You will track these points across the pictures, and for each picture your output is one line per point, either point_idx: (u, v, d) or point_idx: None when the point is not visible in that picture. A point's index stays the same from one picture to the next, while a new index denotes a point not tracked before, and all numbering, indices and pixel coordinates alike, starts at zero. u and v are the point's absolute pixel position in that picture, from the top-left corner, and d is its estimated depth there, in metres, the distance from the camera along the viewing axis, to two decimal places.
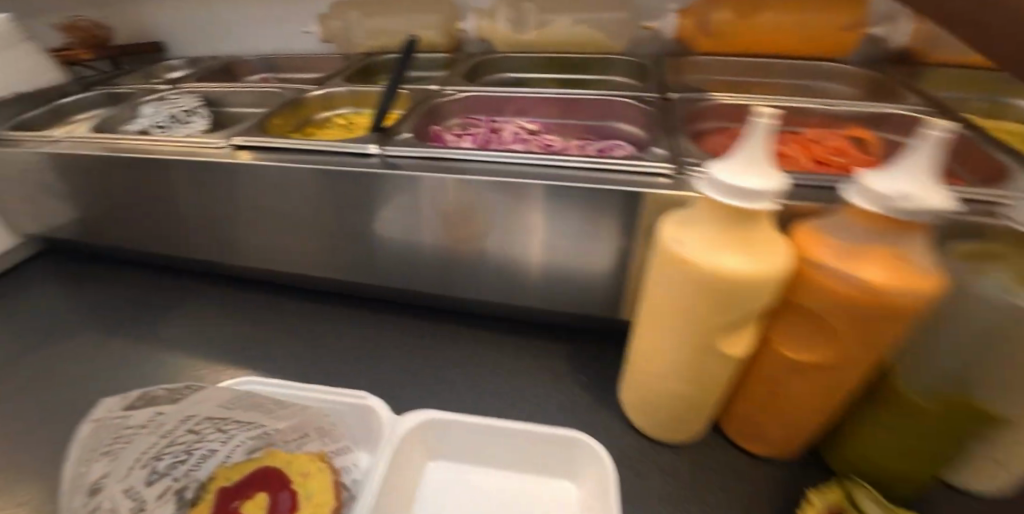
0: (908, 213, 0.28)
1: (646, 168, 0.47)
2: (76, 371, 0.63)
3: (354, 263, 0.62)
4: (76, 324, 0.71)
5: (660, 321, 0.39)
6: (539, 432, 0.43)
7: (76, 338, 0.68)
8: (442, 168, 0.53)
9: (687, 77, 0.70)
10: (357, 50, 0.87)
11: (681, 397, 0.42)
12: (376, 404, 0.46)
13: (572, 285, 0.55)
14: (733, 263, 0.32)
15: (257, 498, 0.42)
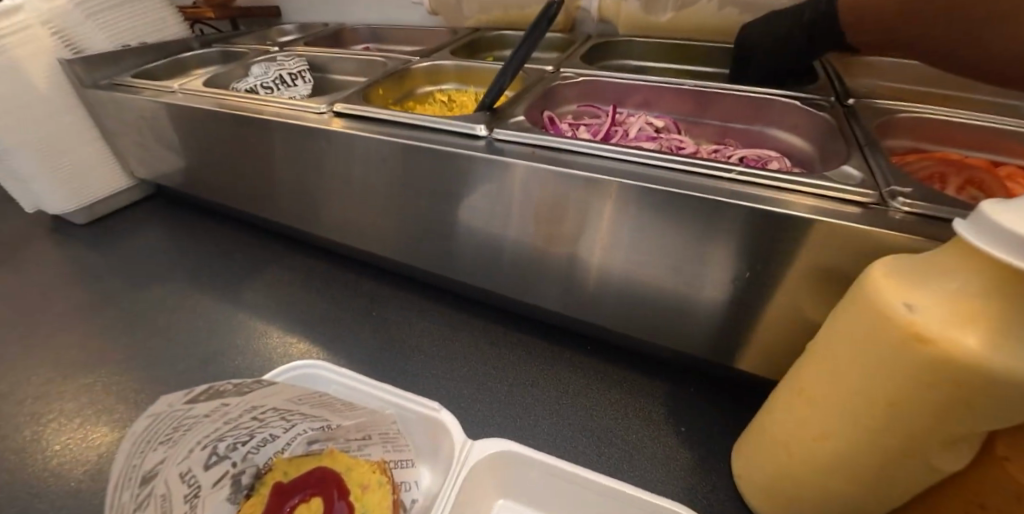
0: None
1: (822, 188, 0.37)
2: (162, 320, 0.64)
3: (438, 252, 0.57)
4: (168, 272, 0.73)
5: (831, 399, 0.29)
6: (634, 496, 0.35)
7: (166, 285, 0.70)
8: (555, 159, 0.45)
9: (857, 80, 0.58)
10: (465, 24, 0.82)
11: (839, 498, 0.32)
12: (448, 420, 0.41)
13: (689, 319, 0.45)
14: (1001, 353, 0.22)
15: (312, 503, 0.38)
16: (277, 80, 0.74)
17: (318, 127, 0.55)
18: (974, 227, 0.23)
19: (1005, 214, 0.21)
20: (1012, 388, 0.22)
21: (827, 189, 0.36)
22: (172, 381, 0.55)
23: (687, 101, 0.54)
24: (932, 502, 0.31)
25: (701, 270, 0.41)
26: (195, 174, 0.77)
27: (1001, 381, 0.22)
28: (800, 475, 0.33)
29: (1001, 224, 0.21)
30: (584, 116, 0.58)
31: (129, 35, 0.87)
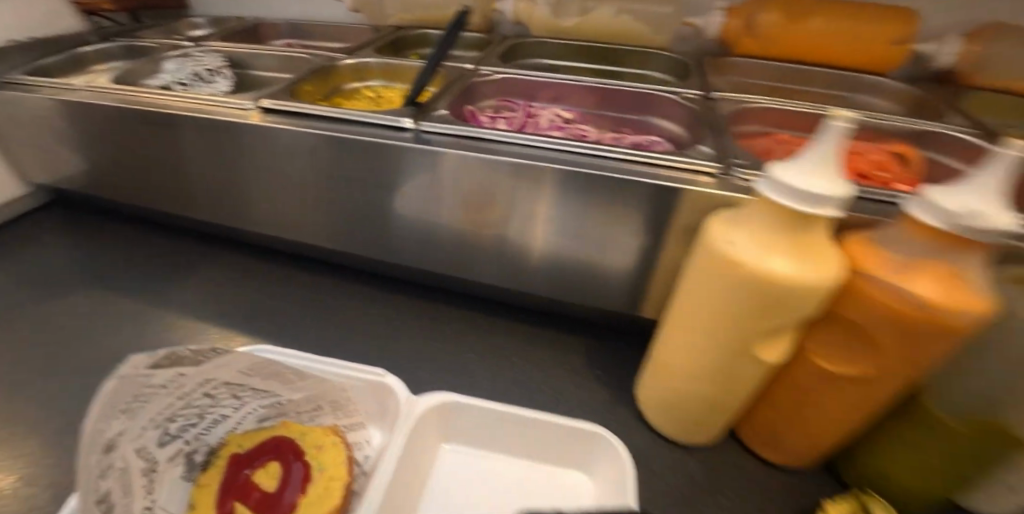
0: (974, 232, 0.28)
1: (687, 164, 0.46)
2: (81, 326, 0.62)
3: (374, 239, 0.61)
4: (82, 279, 0.70)
5: (695, 323, 0.38)
6: (557, 424, 0.43)
7: (82, 292, 0.67)
8: (476, 147, 0.51)
9: (726, 77, 0.67)
10: (388, 21, 0.85)
11: (707, 400, 0.41)
12: (393, 383, 0.46)
13: (600, 280, 0.54)
14: (786, 269, 0.31)
15: (269, 468, 0.41)
16: (194, 77, 0.73)
17: (244, 123, 0.57)
18: (767, 179, 0.32)
19: (787, 173, 0.30)
20: (794, 292, 0.31)
21: (689, 165, 0.46)
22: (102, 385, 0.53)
23: (589, 95, 0.63)
24: (768, 395, 0.42)
25: (603, 237, 0.50)
26: (104, 176, 0.73)
27: (787, 288, 0.31)
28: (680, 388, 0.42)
29: (786, 182, 0.30)
30: (501, 110, 0.64)
31: (20, 27, 0.79)
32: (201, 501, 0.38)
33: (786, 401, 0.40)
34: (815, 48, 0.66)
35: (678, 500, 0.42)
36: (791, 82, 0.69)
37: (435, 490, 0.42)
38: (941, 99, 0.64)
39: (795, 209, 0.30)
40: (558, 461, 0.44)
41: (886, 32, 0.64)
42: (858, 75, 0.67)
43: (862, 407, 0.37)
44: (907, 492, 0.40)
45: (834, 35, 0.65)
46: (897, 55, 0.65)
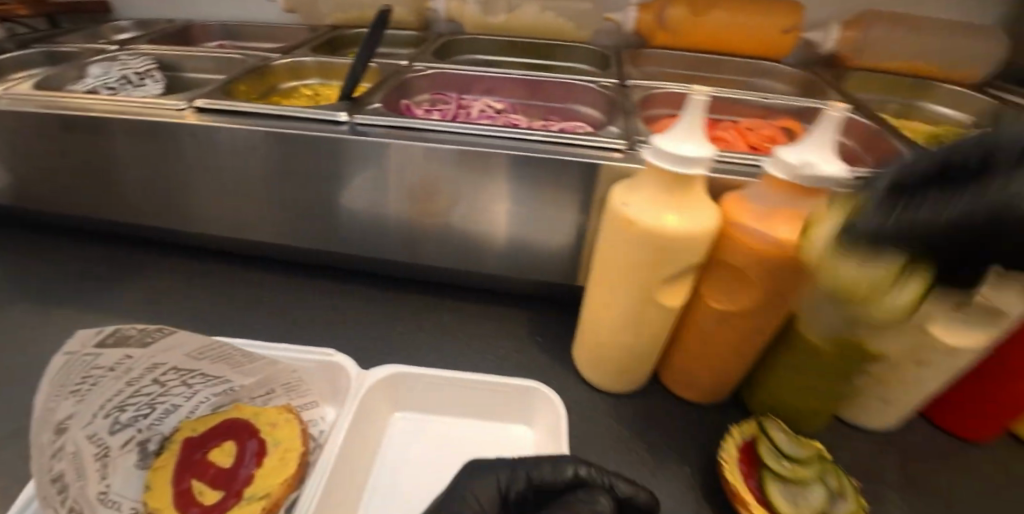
0: (814, 181, 0.34)
1: (597, 142, 0.52)
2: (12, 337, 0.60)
3: (320, 231, 0.63)
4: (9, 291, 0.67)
5: (609, 280, 0.43)
6: (497, 383, 0.47)
7: (10, 304, 0.65)
8: (410, 135, 0.55)
9: (642, 67, 0.74)
10: (324, 21, 0.86)
11: (627, 349, 0.47)
12: (344, 361, 0.49)
13: (536, 254, 0.58)
14: (672, 223, 0.37)
15: (224, 446, 0.43)
16: (122, 80, 0.72)
17: (179, 123, 0.57)
18: (651, 147, 0.37)
19: (669, 142, 0.36)
20: (680, 241, 0.37)
21: (601, 141, 0.52)
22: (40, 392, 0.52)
23: (518, 86, 0.68)
24: (679, 340, 0.48)
25: (534, 212, 0.55)
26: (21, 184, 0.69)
27: (674, 239, 0.37)
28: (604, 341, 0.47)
29: (669, 150, 0.35)
30: (436, 104, 0.68)
31: None
32: (157, 482, 0.40)
33: (692, 343, 0.46)
34: (718, 38, 0.74)
35: (610, 440, 0.48)
36: (700, 69, 0.76)
37: (390, 451, 0.46)
38: (826, 80, 0.73)
39: (679, 173, 0.35)
40: (502, 417, 0.49)
41: (777, 22, 0.71)
42: (757, 61, 0.75)
43: (751, 339, 0.43)
44: (796, 411, 0.47)
45: (733, 27, 0.72)
46: (787, 43, 0.73)
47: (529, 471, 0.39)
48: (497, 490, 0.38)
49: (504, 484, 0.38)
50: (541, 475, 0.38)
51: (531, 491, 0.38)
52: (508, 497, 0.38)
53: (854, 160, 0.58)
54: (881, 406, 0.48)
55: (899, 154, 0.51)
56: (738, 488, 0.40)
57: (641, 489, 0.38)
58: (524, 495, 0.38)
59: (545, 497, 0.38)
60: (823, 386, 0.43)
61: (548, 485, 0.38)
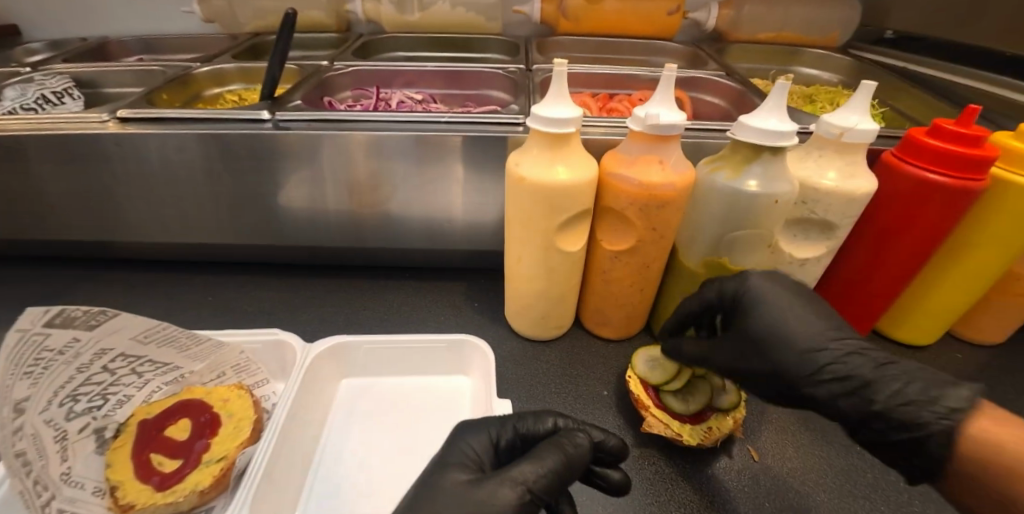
0: (662, 130, 0.42)
1: (501, 119, 0.60)
2: None
3: (258, 227, 0.66)
4: None
5: (517, 236, 0.49)
6: (434, 340, 0.52)
7: None
8: (333, 126, 0.60)
9: (549, 55, 0.82)
10: (244, 30, 0.88)
11: (544, 298, 0.53)
12: (287, 337, 0.52)
13: (466, 224, 0.65)
14: (553, 176, 0.43)
15: (181, 423, 0.45)
16: (39, 100, 0.72)
17: (103, 133, 0.59)
18: (531, 115, 0.43)
19: (543, 109, 0.42)
20: (563, 190, 0.44)
21: (505, 118, 0.60)
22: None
23: (434, 77, 0.73)
24: (589, 284, 0.55)
25: (457, 187, 0.62)
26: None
27: (557, 189, 0.44)
28: (523, 292, 0.54)
29: (542, 115, 0.42)
30: (360, 99, 0.72)
31: None
32: (117, 459, 0.42)
33: (598, 284, 0.53)
34: (613, 22, 0.82)
35: (538, 378, 0.54)
36: (601, 52, 0.84)
37: (339, 414, 0.49)
38: (710, 53, 0.82)
39: (553, 133, 0.43)
40: (442, 370, 0.53)
41: (663, 4, 0.80)
42: (650, 41, 0.84)
43: (642, 273, 0.51)
44: None
45: (625, 11, 0.80)
46: (674, 22, 0.82)
47: (515, 422, 0.40)
48: (488, 439, 0.39)
49: (494, 434, 0.39)
50: (527, 425, 0.40)
51: (518, 441, 0.39)
52: (498, 446, 0.39)
53: (730, 118, 0.67)
54: None
55: None
56: (640, 398, 0.47)
57: (611, 435, 0.40)
58: (513, 445, 0.39)
59: (530, 446, 0.39)
60: None
61: (533, 434, 0.39)
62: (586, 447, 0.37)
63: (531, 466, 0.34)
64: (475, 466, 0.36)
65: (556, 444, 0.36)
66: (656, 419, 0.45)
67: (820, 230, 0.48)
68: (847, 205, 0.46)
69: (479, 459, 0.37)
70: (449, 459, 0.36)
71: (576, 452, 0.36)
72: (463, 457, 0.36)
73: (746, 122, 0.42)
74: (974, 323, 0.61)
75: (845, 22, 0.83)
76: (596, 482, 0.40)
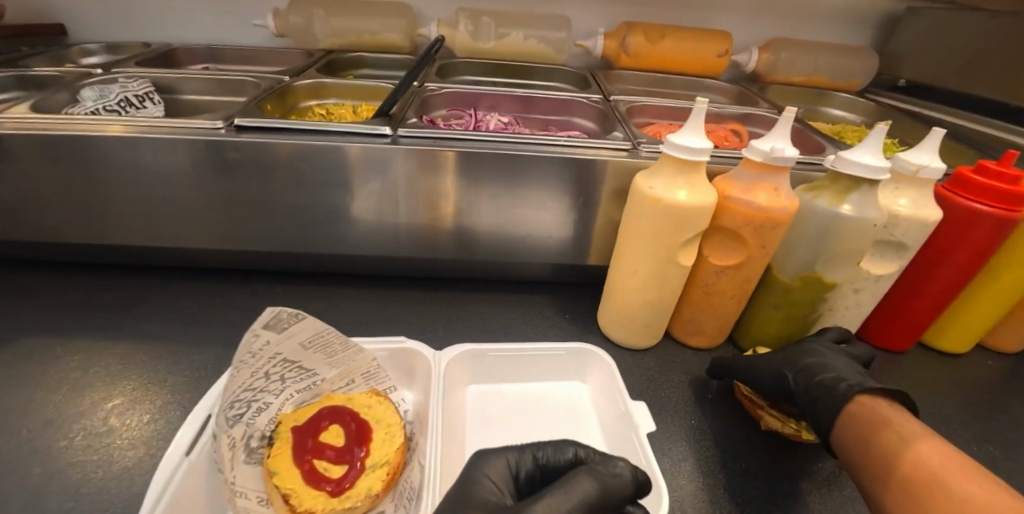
0: (781, 160, 0.48)
1: (605, 144, 0.65)
2: (30, 366, 0.56)
3: (356, 239, 0.68)
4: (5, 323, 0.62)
5: (637, 250, 0.54)
6: (558, 347, 0.56)
7: (13, 336, 0.60)
8: (447, 144, 0.64)
9: (612, 86, 0.89)
10: (317, 46, 0.90)
11: (652, 308, 0.58)
12: (417, 346, 0.53)
13: (557, 240, 0.69)
14: (684, 197, 0.49)
15: (332, 430, 0.45)
16: (123, 102, 0.72)
17: (220, 139, 0.60)
18: (666, 142, 0.49)
19: (680, 137, 0.48)
20: (692, 210, 0.49)
21: (609, 144, 0.65)
22: (108, 417, 0.51)
23: (519, 103, 0.79)
24: (687, 296, 0.60)
25: (557, 206, 0.66)
26: (1, 212, 0.64)
27: (688, 210, 0.49)
28: (632, 301, 0.58)
29: (679, 142, 0.48)
30: (450, 118, 0.76)
31: None
32: (281, 467, 0.42)
33: (699, 295, 0.59)
34: (669, 61, 0.90)
35: (643, 382, 0.58)
36: (656, 86, 0.92)
37: (473, 419, 0.51)
38: (753, 92, 0.91)
39: (687, 159, 0.48)
40: (560, 376, 0.57)
41: (715, 47, 0.89)
42: (700, 79, 0.93)
43: (744, 285, 0.56)
44: (776, 340, 0.61)
45: (681, 51, 0.89)
46: (723, 63, 0.91)
47: (535, 451, 0.39)
48: (507, 471, 0.37)
49: (512, 463, 0.38)
50: (547, 455, 0.39)
51: (537, 471, 0.38)
52: (517, 477, 0.37)
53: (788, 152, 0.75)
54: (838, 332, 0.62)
55: (821, 145, 0.69)
56: (761, 403, 0.53)
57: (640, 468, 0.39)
58: (530, 474, 0.38)
59: (550, 479, 0.38)
60: (796, 313, 0.58)
61: (552, 465, 0.38)
62: (626, 476, 0.36)
63: (561, 493, 0.33)
64: (498, 502, 0.34)
65: (589, 470, 0.35)
66: (775, 419, 0.52)
67: (894, 250, 0.56)
68: (921, 229, 0.53)
69: (500, 491, 0.35)
70: (470, 495, 0.34)
71: (617, 481, 0.35)
72: (485, 495, 0.34)
73: (848, 156, 0.50)
74: (1000, 334, 0.70)
75: (864, 71, 0.95)
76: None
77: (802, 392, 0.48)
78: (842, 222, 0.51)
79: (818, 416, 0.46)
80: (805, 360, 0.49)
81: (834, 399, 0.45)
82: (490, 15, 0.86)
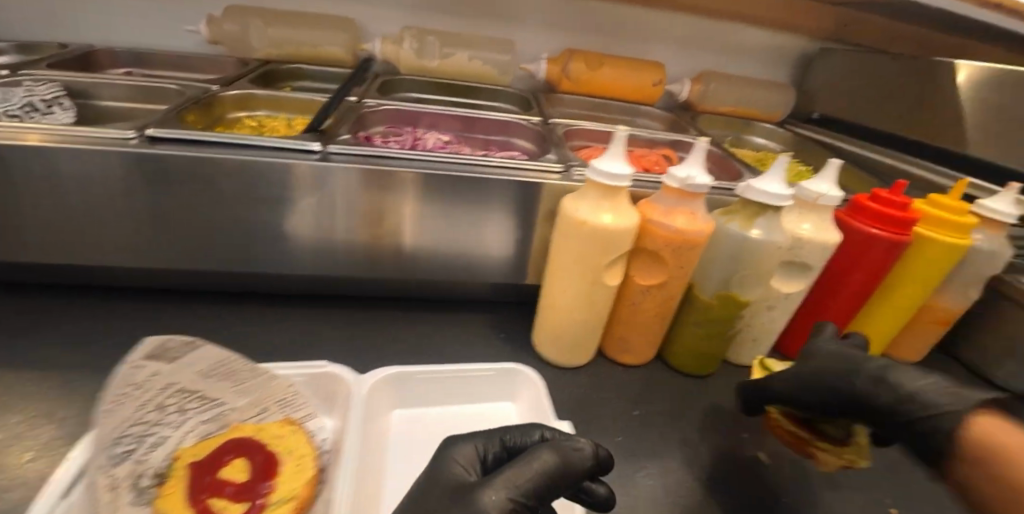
0: (696, 187, 0.51)
1: (541, 166, 0.67)
2: None
3: (286, 257, 0.65)
4: None
5: (566, 270, 0.56)
6: (488, 368, 0.55)
7: None
8: (379, 162, 0.63)
9: (554, 109, 0.92)
10: (255, 56, 0.87)
11: (581, 326, 0.59)
12: (338, 370, 0.51)
13: (495, 260, 0.70)
14: (608, 219, 0.51)
15: (236, 463, 0.43)
16: (26, 107, 0.66)
17: (132, 151, 0.56)
18: (590, 167, 0.51)
19: (602, 163, 0.50)
20: (615, 232, 0.51)
21: (544, 165, 0.67)
22: None
23: (461, 122, 0.79)
24: (617, 314, 0.62)
25: (495, 226, 0.67)
26: None
27: (611, 232, 0.51)
28: (563, 320, 0.59)
29: (602, 166, 0.50)
30: (389, 135, 0.76)
31: None
32: (171, 507, 0.39)
33: (628, 313, 0.61)
34: (609, 87, 0.94)
35: (573, 400, 0.59)
36: (596, 111, 0.95)
37: (396, 446, 0.49)
38: (685, 120, 0.97)
39: (609, 184, 0.50)
40: (490, 397, 0.56)
41: (650, 77, 0.94)
42: (637, 105, 0.97)
43: (667, 304, 0.59)
44: (699, 356, 0.64)
45: (619, 78, 0.93)
46: (658, 92, 0.96)
47: (501, 435, 0.41)
48: (475, 454, 0.39)
49: (481, 448, 0.39)
50: (514, 437, 0.41)
51: (505, 452, 0.40)
52: (486, 460, 0.39)
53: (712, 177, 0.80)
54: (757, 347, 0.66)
55: (740, 172, 0.74)
56: (815, 444, 0.50)
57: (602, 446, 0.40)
58: (499, 456, 0.39)
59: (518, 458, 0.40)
60: (717, 331, 0.61)
61: (519, 446, 0.40)
62: (588, 451, 0.38)
63: (523, 468, 0.35)
64: (463, 482, 0.36)
65: (552, 446, 0.37)
66: (832, 457, 0.49)
67: (800, 270, 0.60)
68: (822, 252, 0.58)
69: (467, 472, 0.37)
70: (439, 477, 0.36)
71: (576, 455, 0.37)
72: (452, 476, 0.36)
73: (756, 186, 0.53)
74: (898, 346, 0.77)
75: (782, 104, 1.03)
76: (582, 497, 0.41)
77: (887, 404, 0.42)
78: (753, 244, 0.54)
79: (916, 437, 0.40)
80: (872, 366, 0.45)
81: (921, 411, 0.40)
82: (435, 35, 0.88)
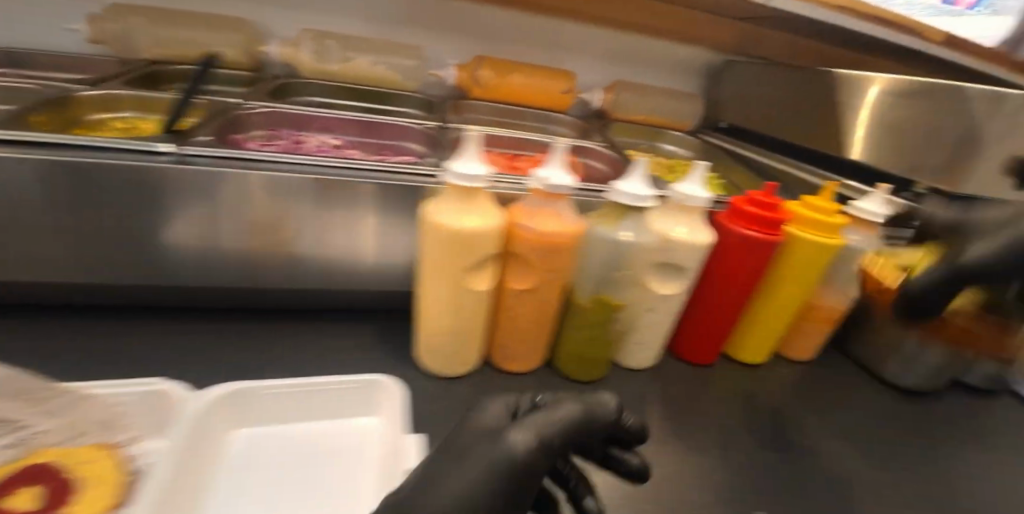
0: (554, 188, 0.51)
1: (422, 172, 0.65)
2: None
3: (143, 265, 0.59)
4: None
5: (433, 276, 0.53)
6: (346, 380, 0.50)
7: None
8: (243, 164, 0.58)
9: (462, 114, 0.90)
10: (140, 56, 0.82)
11: (456, 334, 0.57)
12: (171, 387, 0.47)
13: (381, 266, 0.67)
14: (467, 222, 0.49)
15: (26, 492, 0.39)
16: None
17: None
18: (447, 170, 0.50)
19: (457, 165, 0.49)
20: (474, 235, 0.50)
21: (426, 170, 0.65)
22: None
23: (354, 126, 0.77)
24: (497, 321, 0.60)
25: (376, 231, 0.64)
26: None
27: (470, 235, 0.49)
28: (437, 328, 0.57)
29: (455, 168, 0.49)
30: (274, 139, 0.73)
31: None
32: None
33: (506, 319, 0.59)
34: (518, 94, 0.93)
35: (449, 411, 0.56)
36: (508, 117, 0.94)
37: (229, 470, 0.44)
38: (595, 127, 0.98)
39: (465, 186, 0.49)
40: (350, 412, 0.52)
41: (558, 84, 0.95)
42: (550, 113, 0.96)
43: (543, 309, 0.58)
44: (583, 362, 0.63)
45: (528, 85, 0.93)
46: (568, 99, 0.97)
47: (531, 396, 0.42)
48: (506, 407, 0.40)
49: (510, 403, 0.40)
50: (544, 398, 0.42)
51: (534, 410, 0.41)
52: (515, 413, 0.40)
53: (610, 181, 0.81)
54: (644, 350, 0.66)
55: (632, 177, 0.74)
56: None
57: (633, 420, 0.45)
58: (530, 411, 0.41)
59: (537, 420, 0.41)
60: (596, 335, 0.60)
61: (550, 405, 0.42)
62: (612, 404, 0.41)
63: (550, 414, 0.37)
64: (499, 427, 0.37)
65: (578, 398, 0.40)
66: None
67: (676, 272, 0.60)
68: (695, 254, 0.58)
69: (500, 420, 0.38)
70: (471, 426, 0.37)
71: (599, 407, 0.40)
72: (485, 421, 0.37)
73: (619, 187, 0.53)
74: (792, 347, 0.78)
75: (691, 112, 1.06)
76: (612, 464, 0.44)
77: None
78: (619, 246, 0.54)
79: None
80: None
81: None
82: (336, 39, 0.86)
